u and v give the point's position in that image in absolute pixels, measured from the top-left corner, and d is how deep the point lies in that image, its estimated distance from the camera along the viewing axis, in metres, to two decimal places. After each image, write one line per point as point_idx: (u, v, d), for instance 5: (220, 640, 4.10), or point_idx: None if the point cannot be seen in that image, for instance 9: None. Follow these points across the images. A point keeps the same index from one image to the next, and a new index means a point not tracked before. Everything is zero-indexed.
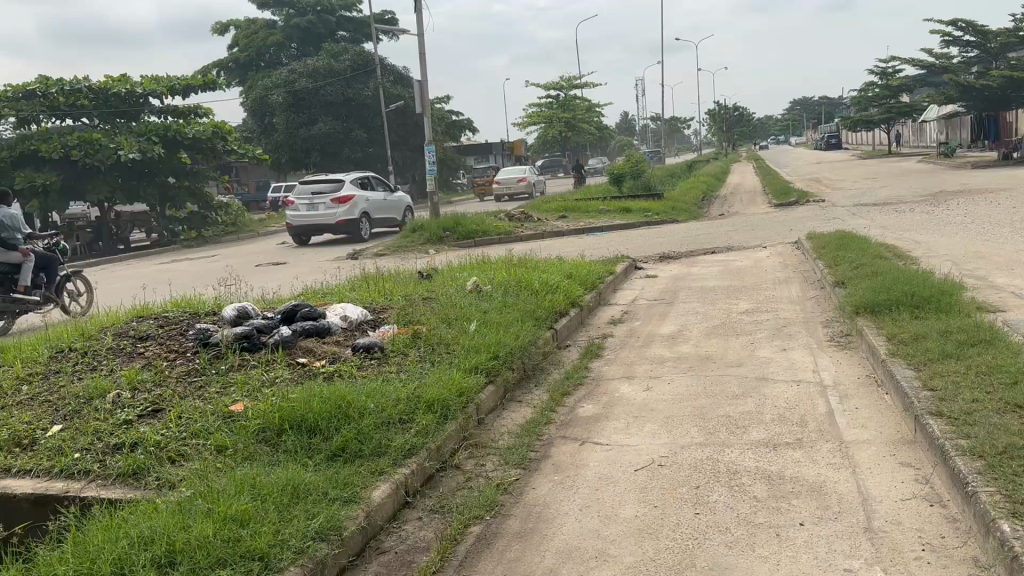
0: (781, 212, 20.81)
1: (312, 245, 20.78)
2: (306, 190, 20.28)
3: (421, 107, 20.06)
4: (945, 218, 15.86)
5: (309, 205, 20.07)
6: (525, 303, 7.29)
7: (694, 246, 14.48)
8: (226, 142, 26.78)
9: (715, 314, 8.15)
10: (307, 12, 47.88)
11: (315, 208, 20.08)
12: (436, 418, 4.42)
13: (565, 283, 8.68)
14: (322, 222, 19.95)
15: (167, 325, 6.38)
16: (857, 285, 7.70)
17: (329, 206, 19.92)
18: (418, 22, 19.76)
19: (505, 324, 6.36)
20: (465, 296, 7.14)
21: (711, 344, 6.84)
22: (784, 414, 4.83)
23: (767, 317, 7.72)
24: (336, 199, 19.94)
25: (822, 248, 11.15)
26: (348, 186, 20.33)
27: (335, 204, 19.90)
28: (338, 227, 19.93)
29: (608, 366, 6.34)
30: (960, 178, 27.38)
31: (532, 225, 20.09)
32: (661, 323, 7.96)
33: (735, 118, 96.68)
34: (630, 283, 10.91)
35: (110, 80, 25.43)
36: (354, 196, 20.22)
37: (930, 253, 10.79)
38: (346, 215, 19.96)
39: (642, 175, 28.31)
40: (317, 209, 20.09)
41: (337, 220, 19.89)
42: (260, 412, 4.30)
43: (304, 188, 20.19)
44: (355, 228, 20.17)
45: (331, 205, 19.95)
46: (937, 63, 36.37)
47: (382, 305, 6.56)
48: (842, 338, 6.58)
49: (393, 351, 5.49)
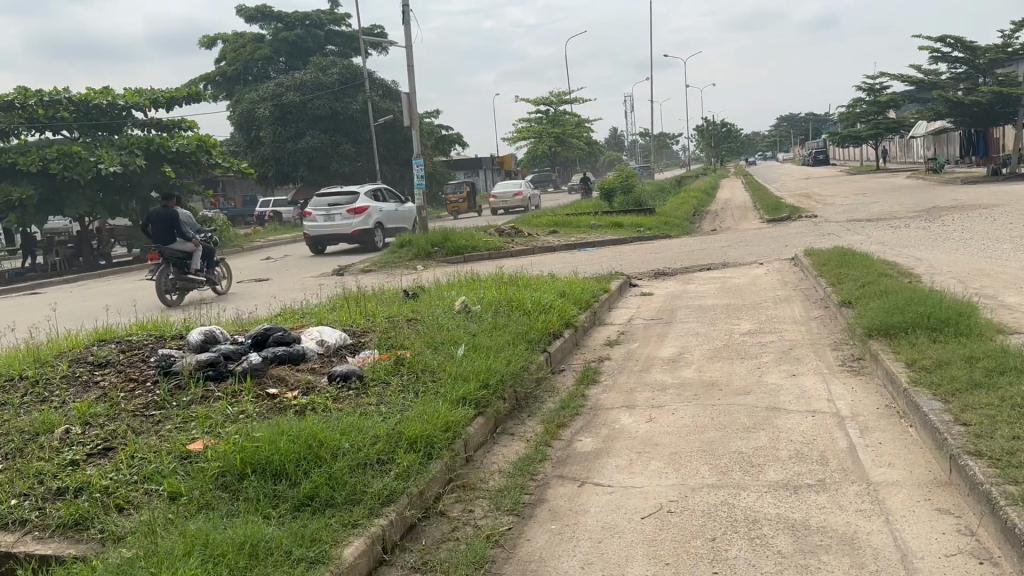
0: (773, 228, 20.51)
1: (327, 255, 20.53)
2: (322, 201, 20.02)
3: (409, 120, 19.68)
4: (942, 234, 15.55)
5: (326, 216, 19.82)
6: (516, 324, 6.85)
7: (689, 262, 14.10)
8: (211, 155, 26.35)
9: (716, 335, 7.74)
10: (296, 27, 47.61)
11: (332, 219, 19.85)
12: (419, 458, 3.97)
13: (559, 302, 8.24)
14: (338, 233, 19.71)
15: (130, 350, 5.91)
16: (867, 305, 7.28)
17: (345, 216, 19.67)
18: (406, 34, 19.42)
19: (496, 348, 5.92)
20: (453, 318, 6.69)
21: (714, 369, 6.41)
22: (801, 450, 4.40)
23: (772, 339, 7.30)
24: (352, 210, 19.69)
25: (823, 264, 10.76)
26: (363, 198, 20.11)
27: (350, 214, 19.67)
28: (354, 237, 19.65)
29: (606, 393, 5.91)
30: (952, 194, 27.15)
31: (523, 240, 19.68)
32: (661, 345, 7.53)
33: (723, 134, 96.98)
34: (626, 300, 10.51)
35: (91, 92, 25.04)
36: (369, 206, 19.98)
37: (934, 271, 10.42)
38: (363, 225, 19.74)
39: (632, 190, 28.00)
40: (334, 220, 19.85)
41: (353, 230, 19.67)
42: (221, 454, 3.85)
43: (321, 199, 19.91)
44: (370, 237, 19.94)
45: (347, 215, 19.70)
46: (925, 80, 36.26)
47: (363, 327, 6.12)
48: (854, 364, 6.15)
49: (374, 378, 5.04)
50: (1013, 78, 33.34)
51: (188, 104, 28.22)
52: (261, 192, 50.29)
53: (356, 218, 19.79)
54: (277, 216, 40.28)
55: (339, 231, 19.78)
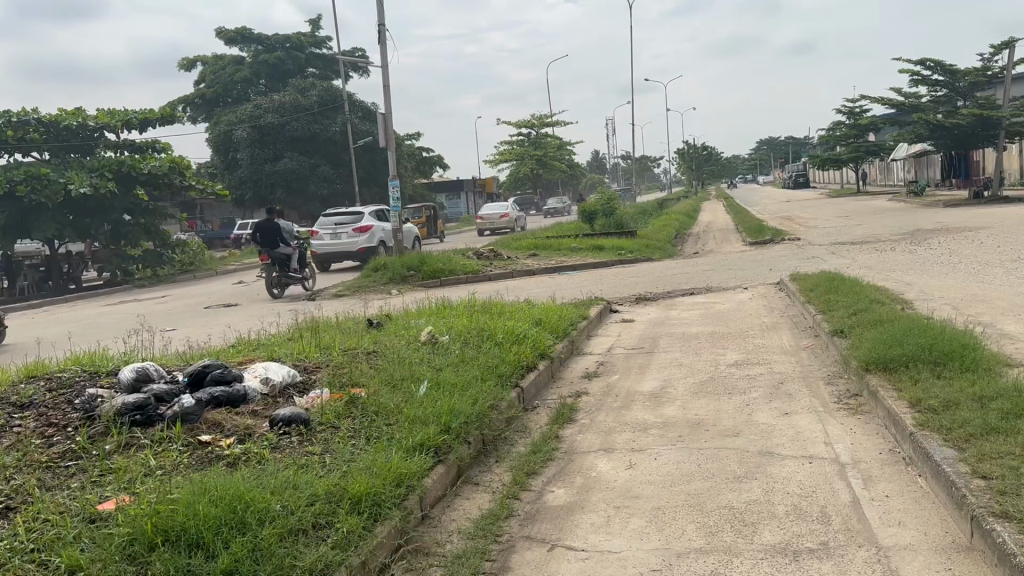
0: (756, 251, 20.15)
1: (330, 274, 20.14)
2: (328, 221, 19.71)
3: (384, 141, 19.20)
4: (930, 258, 15.23)
5: (331, 235, 19.45)
6: (487, 357, 6.33)
7: (672, 287, 13.68)
8: (185, 177, 25.74)
9: (700, 367, 7.27)
10: (276, 49, 47.25)
11: (337, 238, 19.49)
12: (363, 521, 3.44)
13: (535, 332, 7.73)
14: (344, 252, 19.38)
15: (58, 389, 5.32)
16: (861, 334, 6.85)
17: (350, 234, 19.33)
18: (382, 54, 18.98)
19: (463, 385, 5.39)
20: (417, 351, 6.17)
21: (699, 405, 5.92)
22: (800, 505, 3.91)
23: (761, 372, 6.83)
24: (357, 228, 19.35)
25: (809, 290, 10.37)
26: (368, 218, 19.77)
27: (355, 233, 19.32)
28: (361, 254, 19.47)
29: (582, 433, 5.40)
30: (935, 216, 26.98)
31: (502, 263, 19.21)
32: (643, 378, 7.04)
33: (704, 157, 97.41)
34: (604, 327, 10.04)
35: (62, 113, 24.49)
36: (374, 225, 19.65)
37: (926, 297, 10.04)
38: (368, 243, 19.34)
39: (614, 213, 27.64)
40: (339, 239, 19.50)
41: (358, 248, 19.30)
42: (132, 517, 3.30)
43: (326, 218, 19.57)
44: (375, 254, 19.54)
45: (352, 234, 19.35)
46: (906, 103, 36.26)
47: (316, 361, 5.59)
48: (851, 401, 5.70)
49: (326, 422, 4.52)
50: (993, 101, 33.38)
51: (162, 125, 27.65)
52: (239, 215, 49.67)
53: (362, 236, 19.43)
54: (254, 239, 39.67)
55: (344, 249, 19.42)
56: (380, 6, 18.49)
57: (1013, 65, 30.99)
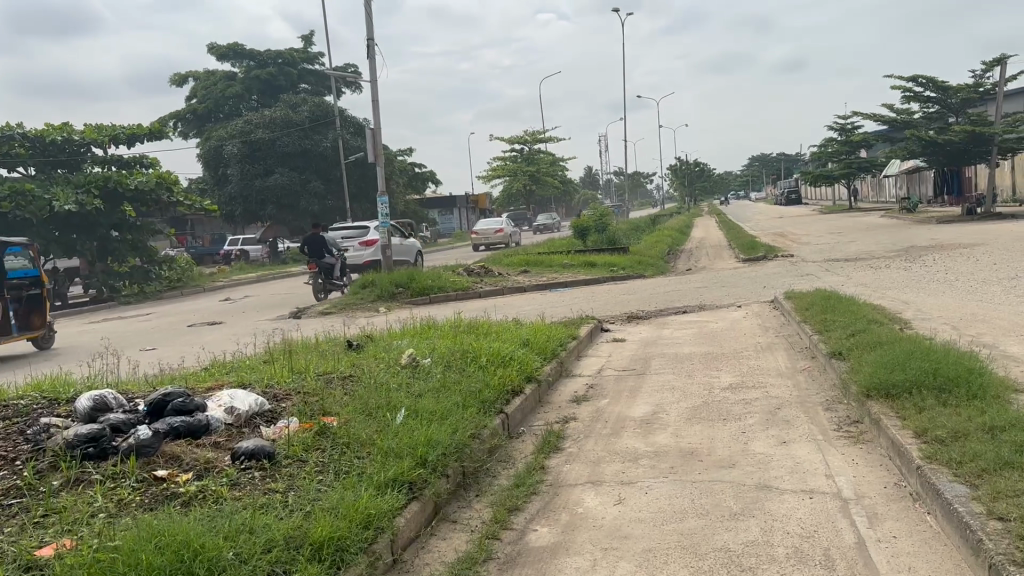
0: (750, 267, 19.91)
1: None
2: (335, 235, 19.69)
3: (373, 157, 18.94)
4: (926, 275, 15.01)
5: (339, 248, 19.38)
6: (470, 381, 6.03)
7: (664, 304, 13.43)
8: (172, 193, 25.46)
9: (693, 390, 6.99)
10: (269, 65, 47.07)
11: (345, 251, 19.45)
12: (325, 571, 3.13)
13: (522, 353, 7.44)
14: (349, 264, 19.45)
15: (11, 417, 5.00)
16: (863, 356, 6.57)
17: (358, 247, 19.32)
18: (371, 68, 18.76)
19: (443, 412, 5.09)
20: (396, 375, 5.87)
21: (692, 433, 5.64)
22: (802, 548, 3.61)
23: (758, 396, 6.55)
24: (365, 242, 19.36)
25: (805, 308, 10.10)
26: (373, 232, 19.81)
27: (363, 246, 19.32)
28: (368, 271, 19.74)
29: (569, 464, 5.10)
30: (929, 233, 26.83)
31: (492, 280, 18.94)
32: (633, 402, 6.76)
33: (696, 174, 97.59)
34: (594, 347, 9.75)
35: (48, 128, 24.25)
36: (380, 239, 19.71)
37: (925, 316, 9.78)
38: (374, 256, 19.37)
39: (606, 229, 27.42)
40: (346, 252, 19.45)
41: (365, 261, 19.29)
42: (67, 568, 2.96)
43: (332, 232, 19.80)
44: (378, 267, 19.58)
45: (359, 247, 19.32)
46: (898, 120, 36.22)
47: (287, 388, 5.29)
48: (851, 428, 5.43)
49: (295, 456, 4.23)
50: (985, 117, 33.34)
51: (150, 140, 27.34)
52: (229, 231, 49.39)
53: (368, 250, 19.47)
54: (244, 255, 39.36)
55: (351, 262, 19.39)
56: (369, 21, 18.28)
57: (1005, 81, 30.97)
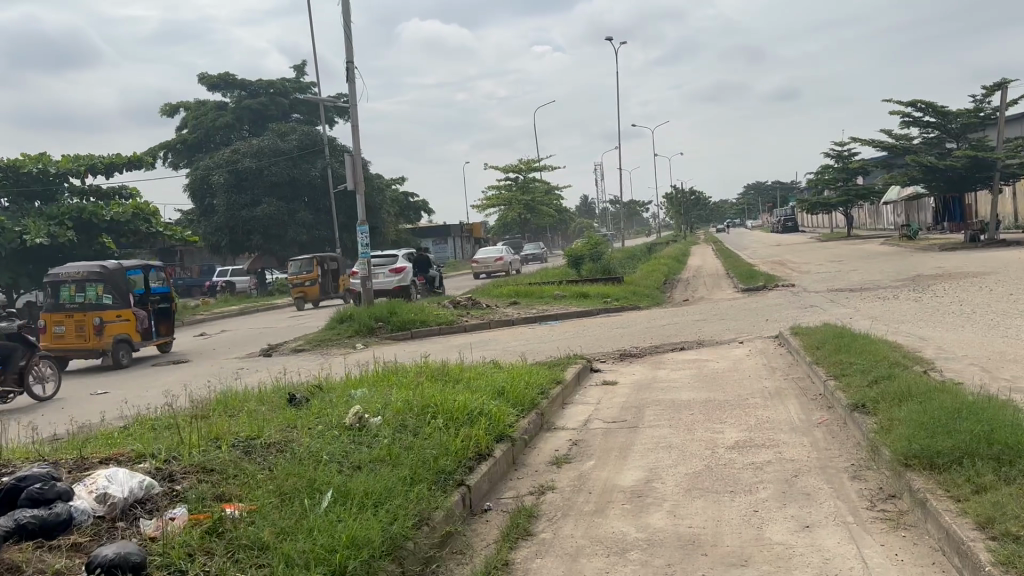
0: (750, 298, 18.96)
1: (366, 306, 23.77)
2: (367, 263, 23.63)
3: (353, 184, 17.99)
4: (939, 307, 14.06)
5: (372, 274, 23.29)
6: (425, 446, 5.01)
7: (660, 340, 12.45)
8: (151, 224, 24.57)
9: (693, 449, 5.98)
10: (259, 94, 46.34)
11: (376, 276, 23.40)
12: None
13: (494, 405, 6.41)
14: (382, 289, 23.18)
15: None
16: (894, 411, 5.58)
17: (387, 275, 23.30)
18: (352, 93, 17.87)
19: (380, 494, 4.09)
20: (332, 440, 4.86)
21: (693, 512, 4.60)
22: None
23: (769, 460, 5.55)
24: (394, 269, 23.36)
25: (816, 347, 9.10)
26: (401, 260, 23.84)
27: (392, 273, 23.30)
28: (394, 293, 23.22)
29: (539, 559, 4.07)
30: (932, 261, 25.95)
31: (479, 313, 17.97)
32: (623, 466, 5.75)
33: (691, 202, 97.17)
34: (583, 392, 8.76)
35: (22, 158, 23.33)
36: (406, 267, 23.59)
37: (951, 356, 8.75)
38: (402, 282, 23.38)
39: (601, 258, 26.50)
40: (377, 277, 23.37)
41: (394, 286, 23.29)
42: None
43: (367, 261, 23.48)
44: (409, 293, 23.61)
45: (388, 274, 23.32)
46: (898, 145, 35.39)
47: (190, 463, 4.30)
48: (884, 511, 4.43)
49: (176, 565, 3.26)
50: (987, 143, 32.57)
51: (131, 168, 26.45)
52: (218, 262, 48.44)
53: (396, 276, 23.42)
54: (229, 286, 38.33)
55: (381, 285, 23.38)
56: (350, 44, 17.45)
57: (1006, 106, 30.32)
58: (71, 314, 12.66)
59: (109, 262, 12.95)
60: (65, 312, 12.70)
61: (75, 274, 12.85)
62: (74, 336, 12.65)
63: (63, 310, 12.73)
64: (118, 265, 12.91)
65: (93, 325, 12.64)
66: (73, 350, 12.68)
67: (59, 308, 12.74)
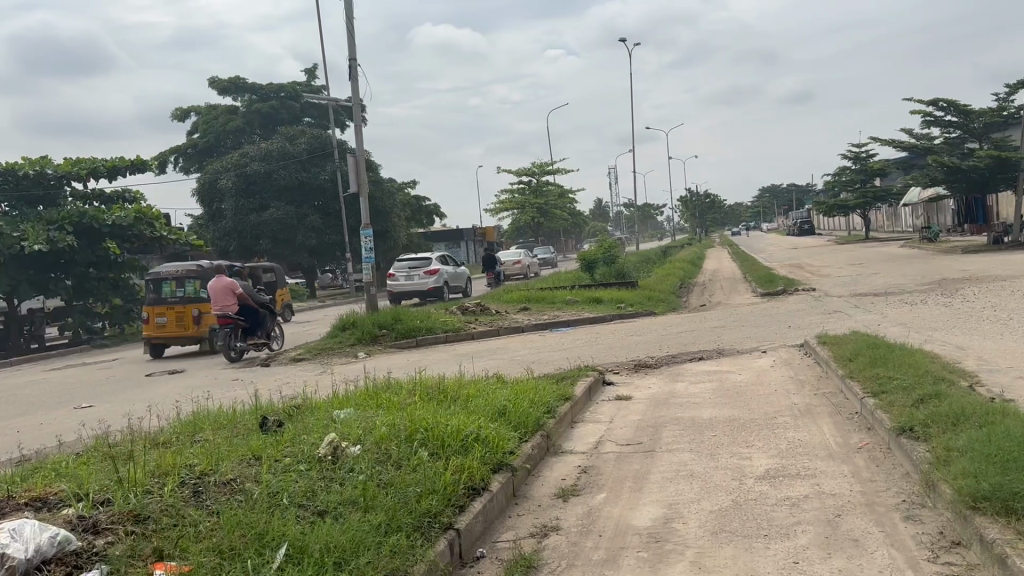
0: (770, 304, 18.22)
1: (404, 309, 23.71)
2: (402, 264, 23.47)
3: (356, 185, 17.34)
4: (972, 313, 13.26)
5: (406, 276, 23.19)
6: (409, 485, 4.32)
7: (680, 349, 11.74)
8: (154, 228, 24.01)
9: (719, 480, 5.27)
10: (270, 98, 45.80)
11: (411, 278, 23.24)
12: None
13: (493, 428, 5.71)
14: (415, 289, 23.02)
15: None
16: (950, 437, 4.85)
17: (422, 276, 23.08)
18: (354, 92, 17.23)
19: (348, 552, 3.42)
20: (295, 480, 4.17)
21: (722, 565, 3.88)
22: None
23: (806, 495, 4.83)
24: (429, 271, 23.09)
25: (849, 358, 8.35)
26: (435, 261, 23.63)
27: (427, 274, 23.07)
28: (430, 293, 23.09)
29: None
30: (957, 264, 25.05)
31: (487, 319, 17.31)
32: (637, 500, 5.03)
33: (706, 205, 96.14)
34: (593, 408, 8.05)
35: (22, 161, 22.83)
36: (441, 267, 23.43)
37: (997, 368, 7.94)
38: (437, 283, 23.15)
39: (615, 261, 25.68)
40: (412, 279, 23.20)
41: (429, 287, 23.06)
42: None
43: (402, 262, 23.29)
44: (442, 293, 23.51)
45: (424, 276, 23.12)
46: (919, 145, 34.39)
47: (122, 510, 3.67)
48: (950, 565, 3.71)
49: None
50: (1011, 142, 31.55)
51: (134, 172, 25.91)
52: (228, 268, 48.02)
53: (431, 277, 23.20)
54: None
55: (416, 287, 23.17)
56: (351, 40, 16.83)
57: None
58: (174, 307, 15.44)
59: (203, 261, 15.80)
60: (168, 305, 15.47)
61: (176, 273, 15.62)
62: (175, 327, 15.45)
63: (165, 303, 15.51)
64: (210, 264, 15.77)
65: (192, 317, 15.47)
66: (173, 337, 15.50)
67: (163, 301, 15.49)
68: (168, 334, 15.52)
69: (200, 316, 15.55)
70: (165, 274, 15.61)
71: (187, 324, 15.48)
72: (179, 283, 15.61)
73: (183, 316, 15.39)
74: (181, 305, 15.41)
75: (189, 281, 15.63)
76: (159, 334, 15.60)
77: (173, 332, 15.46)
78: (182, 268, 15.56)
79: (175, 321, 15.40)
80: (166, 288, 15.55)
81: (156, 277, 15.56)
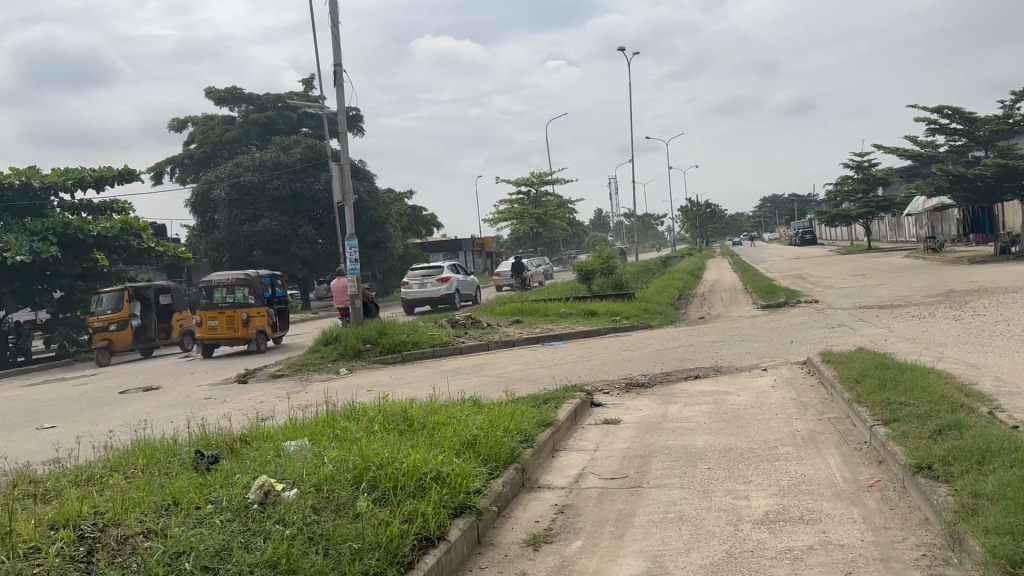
0: (772, 316, 17.57)
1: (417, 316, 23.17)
2: (415, 272, 22.90)
3: (341, 194, 16.74)
4: (985, 327, 12.59)
5: (419, 283, 22.62)
6: (345, 535, 3.70)
7: (685, 365, 11.08)
8: (143, 238, 23.33)
9: (715, 524, 4.65)
10: (267, 108, 45.33)
11: (424, 285, 22.70)
12: None
13: (458, 463, 5.06)
14: (427, 297, 22.42)
15: None
16: (977, 481, 4.21)
17: (434, 283, 22.52)
18: (339, 98, 16.63)
19: None
20: (214, 535, 3.55)
21: None
22: None
23: (811, 546, 4.20)
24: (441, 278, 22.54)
25: (856, 381, 7.68)
26: (446, 269, 23.02)
27: (439, 282, 22.50)
28: (441, 302, 22.49)
29: None
30: (964, 275, 24.36)
31: (478, 333, 16.68)
32: (617, 550, 4.39)
33: (707, 215, 95.43)
34: (583, 433, 7.40)
35: (8, 172, 22.25)
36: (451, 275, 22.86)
37: (1016, 391, 7.28)
38: (449, 290, 22.60)
39: (614, 272, 24.96)
40: (424, 286, 22.67)
41: (440, 294, 22.52)
42: None
43: (414, 270, 22.69)
44: (454, 301, 22.91)
45: (436, 283, 22.55)
46: (923, 154, 33.70)
47: None
48: None
49: None
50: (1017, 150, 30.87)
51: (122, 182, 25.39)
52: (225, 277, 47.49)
53: (443, 285, 22.64)
54: None
55: (428, 294, 22.60)
56: (337, 44, 16.23)
57: None
58: (224, 311, 15.22)
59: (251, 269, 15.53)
60: (219, 309, 15.22)
61: (228, 279, 15.30)
62: (225, 329, 15.26)
63: (217, 308, 15.24)
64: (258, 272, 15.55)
65: (242, 320, 15.26)
66: (223, 339, 15.30)
67: (215, 307, 15.21)
68: (219, 337, 15.30)
69: (249, 318, 15.35)
70: (215, 280, 15.31)
71: (237, 327, 15.27)
72: (230, 290, 15.32)
73: (236, 319, 15.21)
74: (232, 310, 15.17)
75: (239, 289, 15.38)
76: (209, 337, 15.37)
77: (223, 334, 15.26)
78: (233, 275, 15.28)
79: (228, 325, 15.22)
80: (217, 294, 15.26)
81: (207, 284, 15.24)
